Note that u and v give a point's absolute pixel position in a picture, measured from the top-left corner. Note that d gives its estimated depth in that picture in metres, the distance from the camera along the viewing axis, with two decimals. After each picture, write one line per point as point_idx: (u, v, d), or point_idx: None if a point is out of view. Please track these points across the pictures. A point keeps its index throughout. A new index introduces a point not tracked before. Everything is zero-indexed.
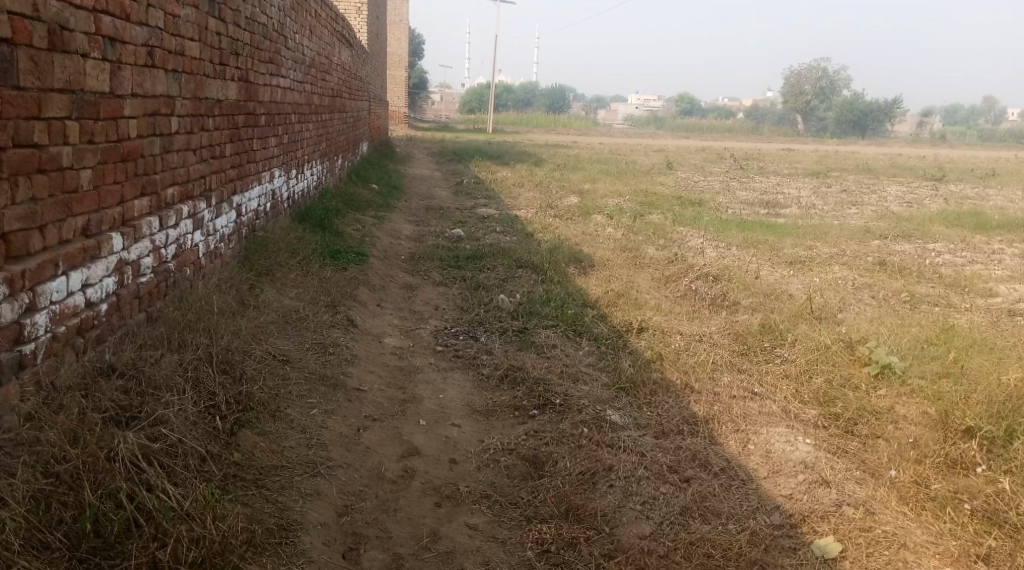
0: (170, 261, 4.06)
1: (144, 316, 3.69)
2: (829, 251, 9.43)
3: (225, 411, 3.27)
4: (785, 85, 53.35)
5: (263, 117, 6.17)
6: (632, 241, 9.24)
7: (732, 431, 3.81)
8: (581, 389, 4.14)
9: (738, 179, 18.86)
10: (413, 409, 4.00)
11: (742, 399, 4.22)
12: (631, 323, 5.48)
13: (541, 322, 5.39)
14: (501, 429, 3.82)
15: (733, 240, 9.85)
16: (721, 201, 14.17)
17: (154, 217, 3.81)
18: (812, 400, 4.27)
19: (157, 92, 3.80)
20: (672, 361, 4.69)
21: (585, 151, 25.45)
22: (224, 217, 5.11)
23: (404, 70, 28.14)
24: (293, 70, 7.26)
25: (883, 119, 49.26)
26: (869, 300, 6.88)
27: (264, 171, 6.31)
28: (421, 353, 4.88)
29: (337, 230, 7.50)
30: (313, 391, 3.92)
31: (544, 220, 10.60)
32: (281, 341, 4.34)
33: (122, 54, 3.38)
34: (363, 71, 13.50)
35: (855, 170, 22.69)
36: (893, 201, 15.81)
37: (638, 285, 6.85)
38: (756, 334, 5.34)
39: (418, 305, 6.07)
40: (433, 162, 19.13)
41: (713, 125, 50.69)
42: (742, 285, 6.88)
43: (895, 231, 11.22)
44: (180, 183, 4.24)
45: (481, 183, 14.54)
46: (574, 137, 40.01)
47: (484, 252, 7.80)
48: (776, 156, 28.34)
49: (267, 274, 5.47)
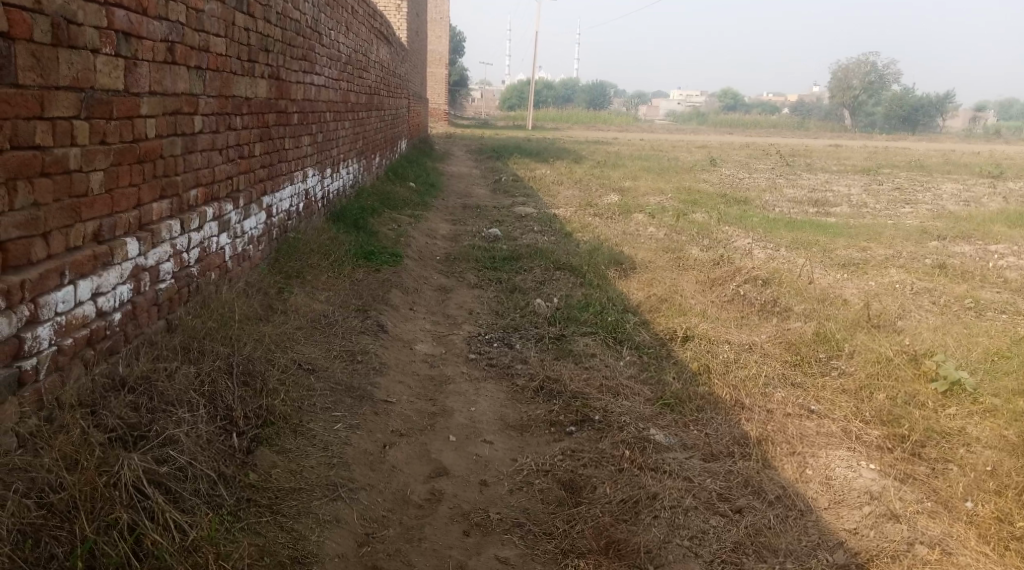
0: (194, 266, 3.91)
1: (165, 324, 3.54)
2: (883, 252, 8.98)
3: (243, 426, 3.10)
4: (832, 80, 52.05)
5: (295, 115, 6.02)
6: (675, 242, 8.92)
7: (787, 453, 3.51)
8: (622, 405, 3.87)
9: (785, 176, 18.32)
10: (443, 423, 3.78)
11: (797, 418, 3.91)
12: (675, 331, 5.19)
13: (579, 329, 5.13)
14: (535, 447, 3.58)
15: (781, 240, 9.45)
16: (767, 199, 13.72)
17: (176, 220, 3.65)
18: (874, 419, 3.94)
19: (179, 90, 3.64)
20: (721, 374, 4.39)
21: (626, 147, 25.01)
22: (253, 218, 4.96)
23: (444, 67, 28.06)
24: (328, 67, 7.09)
25: (935, 114, 47.71)
26: (929, 306, 6.47)
27: (296, 171, 6.15)
28: (454, 362, 4.66)
29: (372, 231, 7.33)
30: (339, 403, 3.72)
31: (584, 220, 10.32)
32: (307, 349, 4.16)
33: (140, 49, 3.21)
34: (402, 69, 13.36)
35: (907, 167, 21.87)
36: (949, 199, 15.15)
37: (683, 288, 6.54)
38: (810, 343, 5.01)
39: (452, 309, 5.85)
40: (472, 159, 18.96)
41: (757, 121, 49.65)
42: (793, 290, 6.52)
43: (954, 231, 10.67)
44: (205, 184, 4.09)
45: (519, 180, 14.31)
46: (614, 133, 39.54)
47: (521, 253, 7.56)
48: (822, 151, 27.55)
49: (297, 276, 5.31)
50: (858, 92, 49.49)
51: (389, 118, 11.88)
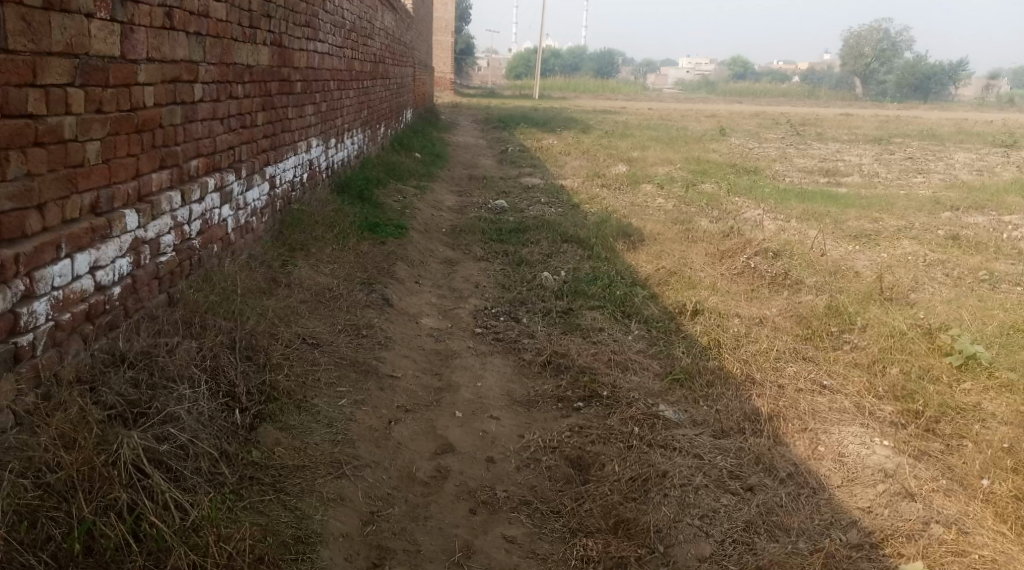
0: (196, 239, 3.84)
1: (166, 297, 3.48)
2: (896, 223, 8.85)
3: (246, 403, 3.05)
4: (844, 48, 51.24)
5: (299, 84, 5.90)
6: (684, 213, 8.81)
7: (799, 430, 3.45)
8: (631, 381, 3.81)
9: (796, 146, 18.08)
10: (449, 398, 3.73)
11: (809, 393, 3.84)
12: (684, 304, 5.11)
13: (587, 303, 5.06)
14: (543, 423, 3.53)
15: (792, 211, 9.33)
16: (777, 169, 13.54)
17: (176, 191, 3.57)
18: (887, 394, 3.87)
19: (178, 57, 3.54)
20: (731, 349, 4.32)
21: (633, 117, 24.71)
22: (256, 189, 4.88)
23: (450, 36, 27.71)
24: (332, 34, 6.94)
25: (948, 82, 46.98)
26: (943, 279, 6.36)
27: (300, 141, 6.05)
28: (460, 336, 4.60)
29: (377, 202, 7.25)
30: (343, 378, 3.67)
31: (591, 191, 10.19)
32: (311, 323, 4.11)
33: (136, 14, 3.11)
34: (408, 37, 13.15)
35: (919, 136, 21.55)
36: (962, 168, 14.93)
37: (692, 261, 6.46)
38: (821, 317, 4.93)
39: (458, 282, 5.78)
40: (479, 129, 18.76)
41: (766, 90, 49.06)
42: (804, 262, 6.42)
43: (967, 202, 10.50)
44: (206, 155, 4.00)
45: (526, 151, 14.15)
46: (622, 102, 39.13)
47: (528, 225, 7.46)
48: (833, 121, 27.18)
49: (301, 249, 5.24)
50: (870, 60, 48.67)
51: (395, 87, 11.73)
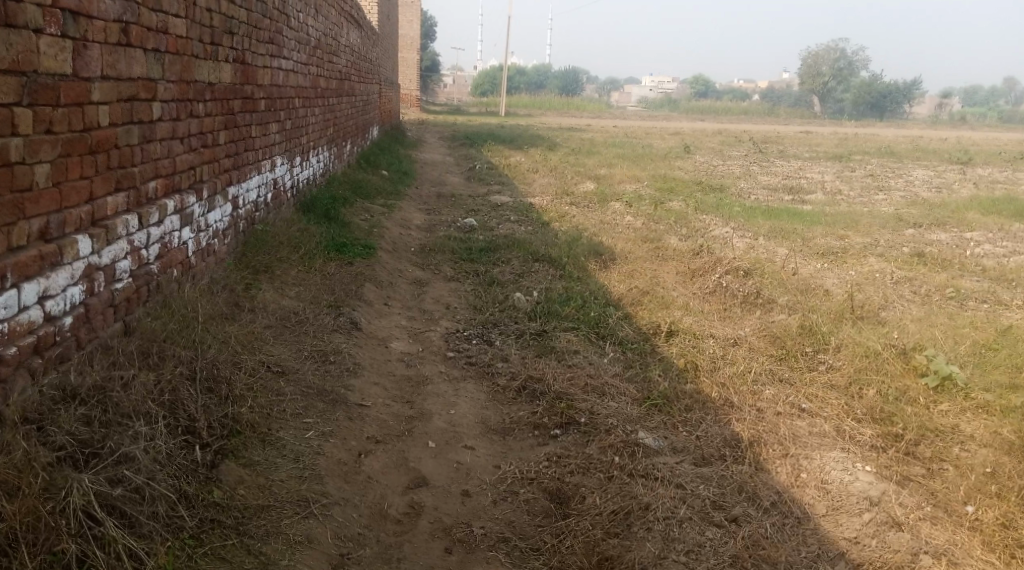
0: (154, 263, 3.67)
1: (122, 326, 3.30)
2: (861, 240, 8.94)
3: (207, 438, 2.89)
4: (803, 67, 52.35)
5: (263, 101, 5.74)
6: (653, 231, 8.79)
7: (780, 456, 3.39)
8: (609, 407, 3.71)
9: (759, 163, 18.30)
10: (421, 427, 3.60)
11: (788, 417, 3.78)
12: (658, 325, 5.05)
13: (560, 324, 4.96)
14: (519, 453, 3.42)
15: (759, 229, 9.37)
16: (743, 186, 13.66)
17: (133, 214, 3.40)
18: (866, 416, 3.83)
19: (135, 75, 3.38)
20: (709, 371, 4.26)
21: (599, 134, 24.84)
22: (218, 210, 4.71)
23: (416, 53, 27.66)
24: (296, 51, 6.80)
25: (903, 101, 48.25)
26: (911, 296, 6.41)
27: (264, 159, 5.88)
28: (431, 360, 4.46)
29: (344, 222, 7.10)
30: (310, 408, 3.51)
31: (561, 208, 10.14)
32: (276, 349, 3.94)
33: (90, 30, 2.96)
34: (374, 54, 13.03)
35: (878, 153, 21.99)
36: (921, 185, 15.23)
37: (663, 280, 6.41)
38: (795, 337, 4.90)
39: (428, 303, 5.65)
40: (445, 146, 18.68)
41: (727, 107, 49.87)
42: (775, 280, 6.42)
43: (929, 219, 10.66)
44: (165, 175, 3.83)
45: (494, 168, 14.08)
46: (586, 119, 39.42)
47: (498, 244, 7.36)
48: (793, 138, 27.66)
49: (265, 271, 5.07)
50: (828, 79, 49.76)
51: (361, 104, 11.59)
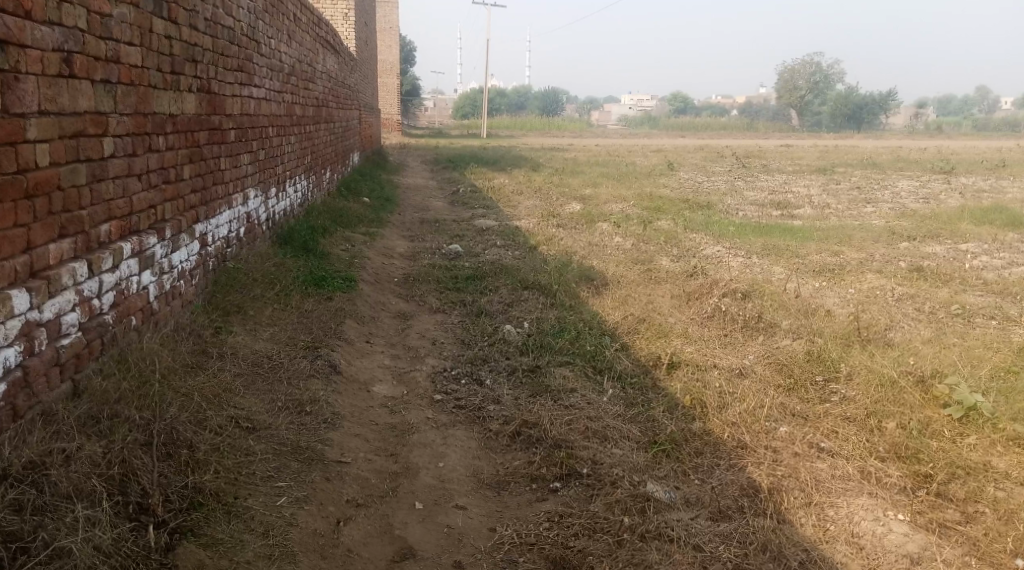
0: (109, 313, 3.33)
1: (70, 386, 2.96)
2: (857, 256, 8.70)
3: (162, 515, 2.57)
4: (780, 81, 52.73)
5: (231, 131, 5.42)
6: (644, 252, 8.51)
7: (804, 505, 3.11)
8: (613, 454, 3.40)
9: (744, 178, 18.14)
10: (407, 485, 3.27)
11: (806, 458, 3.49)
12: (659, 356, 4.74)
13: (555, 359, 4.65)
14: (515, 511, 3.10)
15: (752, 246, 9.13)
16: (731, 203, 13.43)
17: (82, 262, 3.06)
18: (890, 454, 3.55)
19: (80, 108, 3.06)
20: (717, 408, 3.95)
21: (582, 154, 24.70)
22: (183, 249, 4.36)
23: (395, 77, 27.44)
24: (268, 77, 6.49)
25: (880, 112, 48.64)
26: (915, 315, 6.15)
27: (235, 193, 5.56)
28: (418, 404, 4.14)
29: (322, 254, 6.78)
30: (283, 469, 3.17)
31: (547, 231, 9.86)
32: (247, 402, 3.60)
33: (23, 60, 2.66)
34: (352, 80, 12.73)
35: (861, 165, 21.96)
36: (908, 196, 15.12)
37: (659, 305, 6.12)
38: (803, 365, 4.61)
39: (413, 339, 5.33)
40: (427, 170, 18.38)
41: (707, 123, 50.03)
42: (775, 302, 6.13)
43: (922, 231, 10.48)
44: (121, 217, 3.51)
45: (477, 191, 13.80)
46: (567, 139, 39.35)
47: (484, 272, 7.05)
48: (774, 152, 27.69)
49: (237, 312, 4.74)
50: (806, 92, 50.10)
51: (340, 131, 11.30)
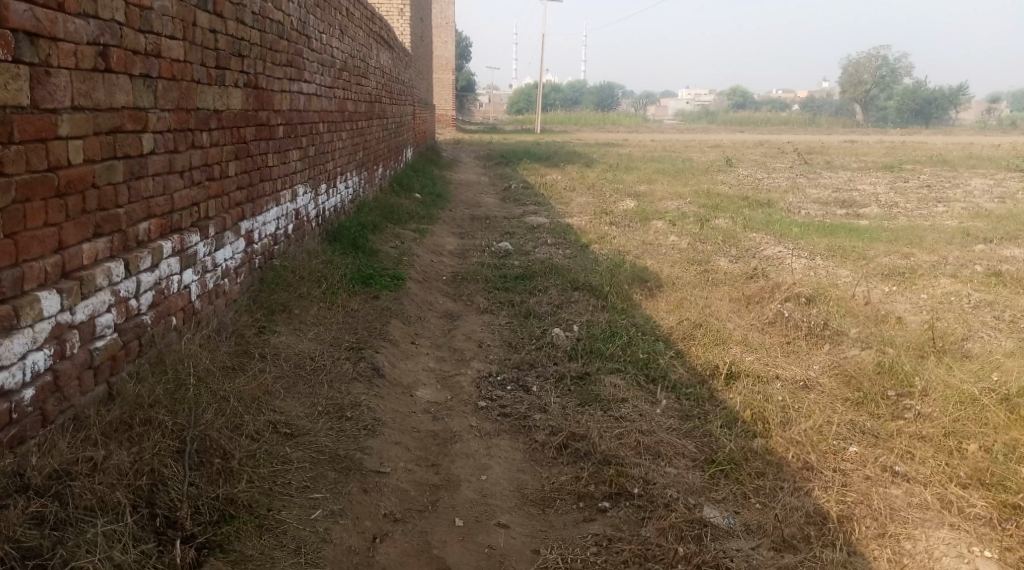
0: (147, 313, 3.25)
1: (105, 389, 2.90)
2: (929, 258, 8.24)
3: (191, 529, 2.48)
4: (844, 75, 51.08)
5: (280, 127, 5.35)
6: (700, 252, 8.20)
7: (876, 537, 2.86)
8: (667, 475, 3.18)
9: (807, 175, 17.52)
10: (448, 499, 3.12)
11: (879, 483, 3.22)
12: (716, 365, 4.48)
13: (604, 366, 4.44)
14: (560, 532, 2.92)
15: (815, 247, 8.72)
16: (792, 200, 12.94)
17: (118, 261, 2.99)
18: (973, 480, 3.25)
19: (117, 104, 2.98)
20: (780, 424, 3.68)
21: (638, 150, 24.28)
22: (228, 247, 4.29)
23: (450, 73, 27.44)
24: (319, 73, 6.42)
25: (951, 106, 46.73)
26: (994, 324, 5.74)
27: (284, 190, 5.50)
28: (462, 411, 3.98)
29: (370, 251, 6.69)
30: (320, 478, 3.05)
31: (600, 229, 9.62)
32: (287, 406, 3.49)
33: (55, 54, 2.58)
34: (406, 76, 12.66)
35: (930, 162, 21.02)
36: (982, 195, 14.37)
37: (716, 309, 5.84)
38: (873, 377, 4.30)
39: (459, 340, 5.18)
40: (481, 166, 18.26)
41: (767, 118, 48.80)
42: (841, 308, 5.79)
43: (999, 232, 9.89)
44: (161, 215, 3.43)
45: (529, 187, 13.61)
46: (622, 134, 38.85)
47: (534, 271, 6.87)
48: (838, 148, 26.77)
49: (282, 311, 4.66)
50: (871, 86, 48.46)
51: (393, 127, 11.25)
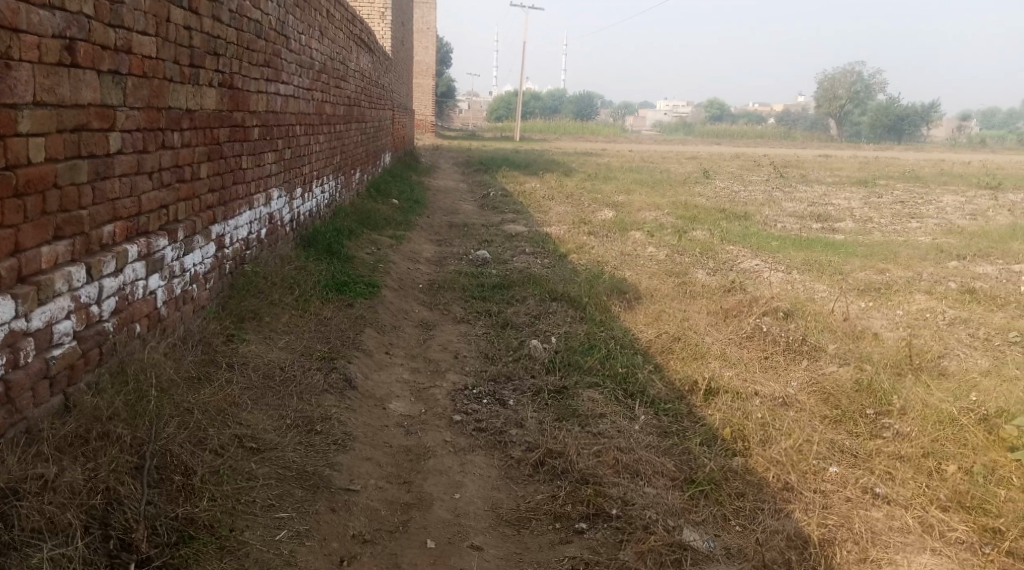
0: (110, 319, 3.10)
1: (62, 400, 2.76)
2: (904, 274, 8.28)
3: (147, 552, 2.36)
4: (819, 91, 51.78)
5: (254, 129, 5.21)
6: (678, 264, 8.16)
7: (858, 562, 2.81)
8: (647, 495, 3.11)
9: (783, 188, 17.66)
10: (420, 519, 3.01)
11: (860, 505, 3.17)
12: (695, 380, 4.42)
13: (583, 380, 4.36)
14: (536, 554, 2.83)
15: (792, 261, 8.73)
16: (769, 214, 13.00)
17: (80, 266, 2.85)
18: (954, 503, 3.21)
19: (82, 101, 2.84)
20: (760, 443, 3.63)
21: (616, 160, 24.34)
22: (197, 251, 4.15)
23: (430, 79, 27.32)
24: (297, 74, 6.29)
25: (922, 124, 47.55)
26: (969, 341, 5.76)
27: (257, 193, 5.36)
28: (436, 425, 3.87)
29: (345, 257, 6.56)
30: (286, 497, 2.92)
31: (578, 238, 9.56)
32: (254, 418, 3.35)
33: (16, 46, 2.46)
34: (386, 80, 12.53)
35: (903, 178, 21.31)
36: (954, 212, 14.56)
37: (695, 322, 5.79)
38: (852, 395, 4.26)
39: (434, 351, 5.07)
40: (459, 172, 18.16)
41: (743, 131, 49.28)
42: (819, 323, 5.77)
43: (971, 249, 10.00)
44: (127, 218, 3.29)
45: (508, 195, 13.53)
46: (600, 143, 38.98)
47: (512, 280, 6.78)
48: (813, 162, 27.06)
49: (252, 319, 4.52)
50: (845, 102, 49.18)
51: (371, 131, 11.11)
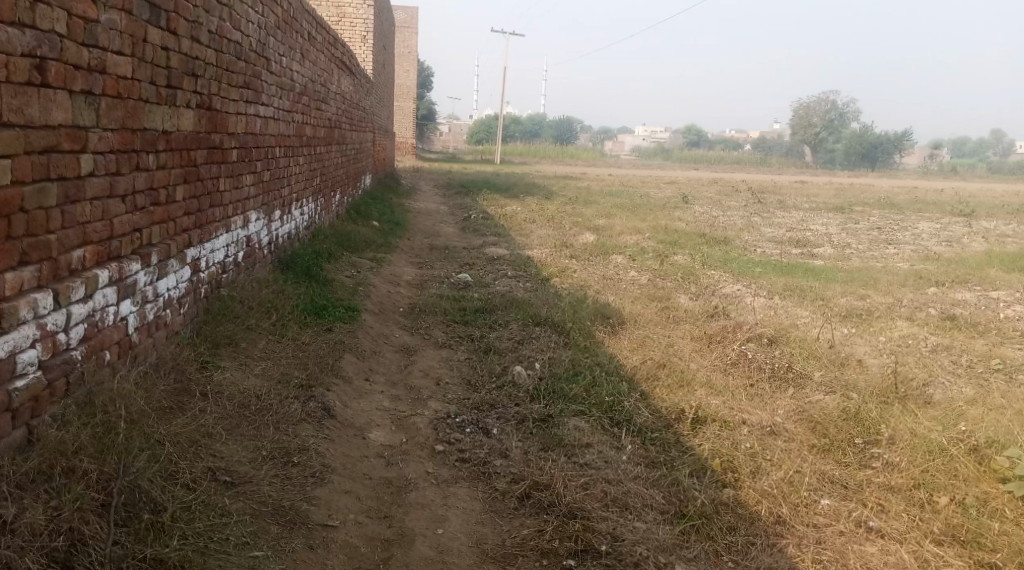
0: (78, 347, 2.97)
1: (25, 434, 2.62)
2: (884, 300, 8.31)
3: None
4: (795, 118, 52.60)
5: (233, 150, 5.10)
6: (661, 289, 8.13)
7: None
8: (636, 530, 3.01)
9: (761, 214, 17.80)
10: (401, 556, 2.89)
11: (854, 540, 3.11)
12: (682, 409, 4.34)
13: (568, 408, 4.26)
14: None
15: (773, 286, 8.74)
16: (749, 239, 13.06)
17: (47, 292, 2.73)
18: (947, 537, 3.15)
19: (52, 122, 2.74)
20: (749, 474, 3.55)
21: (596, 183, 24.45)
22: (172, 275, 4.02)
23: (410, 102, 27.35)
24: (277, 96, 6.20)
25: (895, 151, 48.42)
26: (952, 368, 5.75)
27: (235, 215, 5.23)
28: (418, 456, 3.76)
29: (325, 281, 6.43)
30: (261, 534, 2.80)
31: (560, 262, 9.51)
32: (229, 450, 3.22)
33: None
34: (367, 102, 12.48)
35: (879, 204, 21.62)
36: (930, 238, 14.73)
37: (679, 348, 5.73)
38: (840, 424, 4.21)
39: (416, 377, 4.96)
40: (440, 195, 18.11)
41: (721, 157, 49.85)
42: (803, 349, 5.74)
43: (949, 276, 10.09)
44: (98, 241, 3.17)
45: (489, 218, 13.48)
46: (580, 167, 39.18)
47: (494, 304, 6.70)
48: (790, 188, 27.38)
49: (227, 345, 4.38)
50: (821, 129, 49.98)
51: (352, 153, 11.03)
